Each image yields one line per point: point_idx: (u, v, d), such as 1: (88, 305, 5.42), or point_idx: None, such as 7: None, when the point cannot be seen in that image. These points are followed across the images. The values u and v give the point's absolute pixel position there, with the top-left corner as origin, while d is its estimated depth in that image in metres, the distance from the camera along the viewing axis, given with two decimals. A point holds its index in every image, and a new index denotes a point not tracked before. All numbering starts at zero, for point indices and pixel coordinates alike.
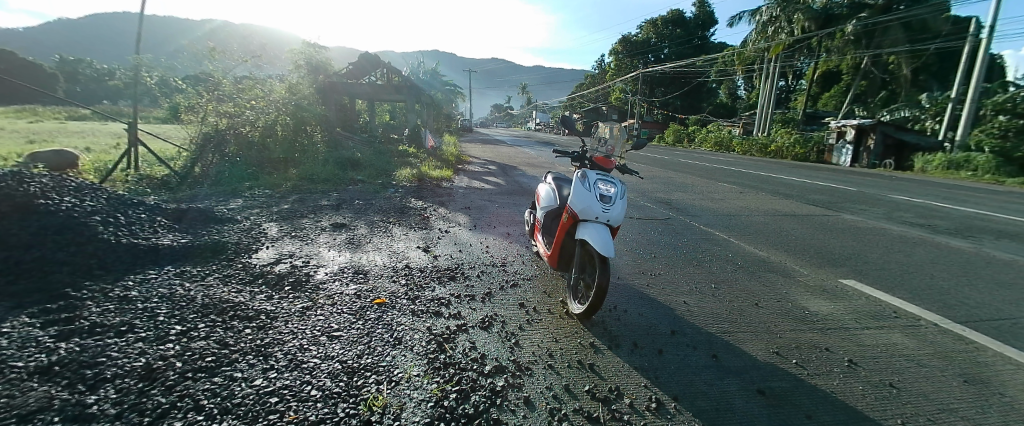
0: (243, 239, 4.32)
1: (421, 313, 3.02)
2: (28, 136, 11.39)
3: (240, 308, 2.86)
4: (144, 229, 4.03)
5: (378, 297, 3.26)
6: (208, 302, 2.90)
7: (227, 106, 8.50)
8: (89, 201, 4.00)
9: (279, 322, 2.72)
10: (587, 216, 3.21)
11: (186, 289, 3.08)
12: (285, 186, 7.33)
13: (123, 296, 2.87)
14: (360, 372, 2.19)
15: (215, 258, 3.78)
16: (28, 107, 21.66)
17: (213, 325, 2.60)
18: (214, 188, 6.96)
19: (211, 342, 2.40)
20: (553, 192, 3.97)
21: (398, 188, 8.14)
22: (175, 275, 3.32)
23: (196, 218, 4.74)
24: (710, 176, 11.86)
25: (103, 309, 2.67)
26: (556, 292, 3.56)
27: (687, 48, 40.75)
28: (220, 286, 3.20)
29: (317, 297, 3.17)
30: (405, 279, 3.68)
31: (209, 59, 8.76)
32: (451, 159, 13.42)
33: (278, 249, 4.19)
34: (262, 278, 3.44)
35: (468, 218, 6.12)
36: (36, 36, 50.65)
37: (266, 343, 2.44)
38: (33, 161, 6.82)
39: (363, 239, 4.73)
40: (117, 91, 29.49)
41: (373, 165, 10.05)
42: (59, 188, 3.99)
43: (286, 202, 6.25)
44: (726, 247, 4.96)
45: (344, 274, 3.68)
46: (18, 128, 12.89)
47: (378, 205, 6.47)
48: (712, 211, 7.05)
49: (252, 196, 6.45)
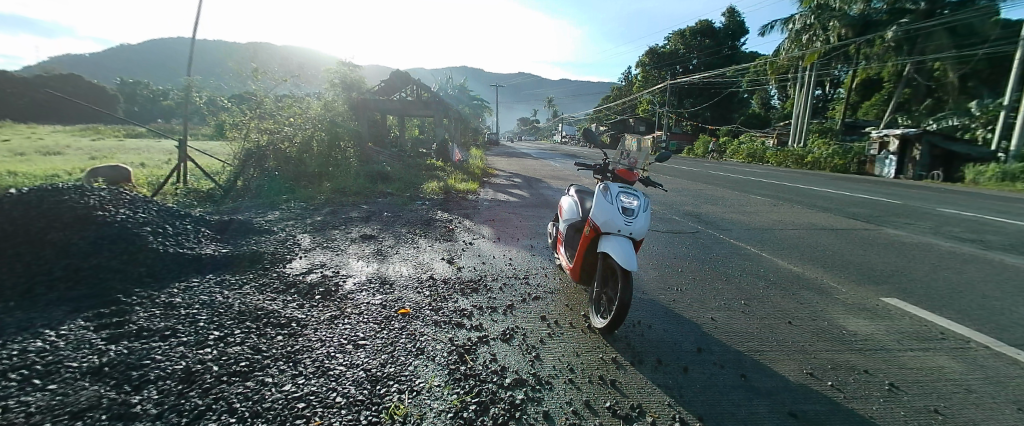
0: (278, 249, 4.53)
1: (444, 324, 3.07)
2: (93, 153, 12.43)
3: (273, 316, 3.00)
4: (189, 239, 4.29)
5: (402, 307, 3.34)
6: (244, 309, 3.05)
7: (268, 123, 8.94)
8: (141, 213, 4.30)
9: (309, 330, 2.84)
10: (609, 229, 3.18)
11: (225, 297, 3.25)
12: (319, 199, 7.63)
13: (168, 303, 3.06)
14: (383, 381, 2.26)
15: (253, 267, 3.98)
16: (92, 127, 23.52)
17: (248, 331, 2.73)
18: (254, 201, 7.34)
19: (245, 347, 2.52)
20: (575, 204, 3.97)
21: (425, 200, 8.32)
22: (215, 283, 3.52)
23: (237, 228, 5.01)
24: (740, 188, 11.50)
25: (150, 314, 2.86)
26: (579, 305, 3.53)
27: (717, 58, 40.00)
28: (256, 294, 3.36)
29: (344, 307, 3.27)
30: (429, 290, 3.74)
31: (252, 79, 9.25)
32: (478, 173, 13.55)
33: (311, 259, 4.36)
34: (295, 287, 3.59)
35: (492, 230, 6.17)
36: (103, 60, 55.82)
37: (297, 349, 2.56)
38: (92, 177, 7.30)
39: (389, 250, 4.85)
40: (170, 111, 31.61)
41: (403, 179, 10.32)
42: (115, 201, 4.32)
43: (319, 214, 6.50)
44: (758, 262, 4.77)
45: (371, 284, 3.78)
46: (85, 146, 14.10)
47: (406, 217, 6.63)
48: (743, 224, 6.79)
49: (288, 209, 6.74)
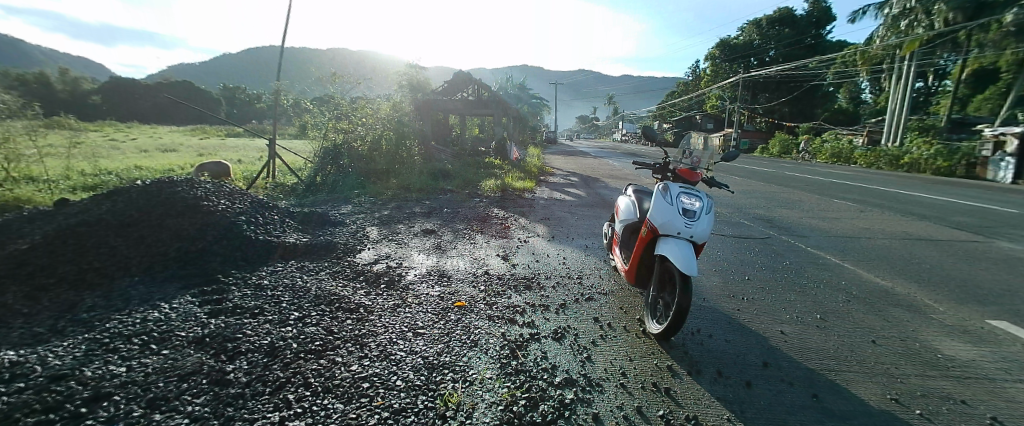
0: (349, 240, 4.91)
1: (497, 319, 3.16)
2: (200, 150, 14.27)
3: (344, 301, 3.28)
4: (276, 228, 4.79)
5: (459, 300, 3.49)
6: (319, 293, 3.38)
7: (343, 123, 9.55)
8: (237, 204, 4.88)
9: (374, 316, 3.08)
10: (668, 231, 3.07)
11: (303, 282, 3.61)
12: (386, 194, 8.14)
13: (258, 284, 3.47)
14: (440, 369, 2.40)
15: (327, 256, 4.36)
16: (200, 127, 26.96)
17: (322, 314, 3.03)
18: (329, 195, 8.01)
19: (319, 329, 2.80)
20: (633, 204, 3.87)
21: (482, 197, 8.55)
22: (296, 269, 3.92)
23: (315, 220, 5.51)
24: (820, 191, 10.47)
25: (243, 293, 3.26)
26: (634, 309, 3.45)
27: (798, 49, 36.56)
28: (329, 280, 3.69)
29: (406, 296, 3.49)
30: (484, 285, 3.86)
31: (331, 83, 9.82)
32: (535, 172, 13.61)
33: (377, 251, 4.69)
34: (363, 275, 3.89)
35: (548, 229, 6.19)
36: (209, 68, 63.67)
37: (363, 333, 2.80)
38: (201, 172, 8.42)
39: (448, 245, 5.06)
40: (261, 112, 35.34)
41: (462, 176, 10.66)
42: (218, 193, 4.94)
43: (386, 209, 6.94)
44: (837, 273, 4.33)
45: (430, 276, 3.99)
46: (195, 144, 16.23)
47: (464, 213, 6.87)
48: (822, 231, 6.19)
49: (359, 203, 7.28)
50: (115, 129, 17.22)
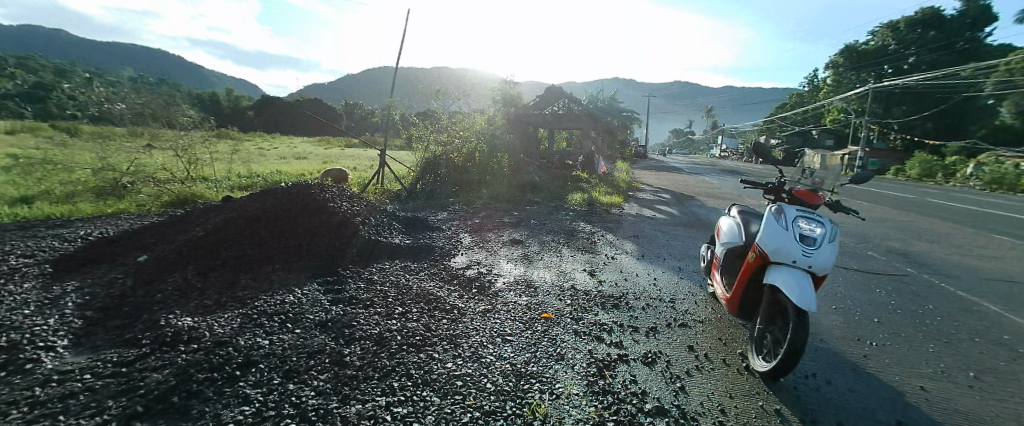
0: (445, 245, 5.26)
1: (584, 334, 3.14)
2: (325, 159, 16.53)
3: (440, 301, 3.54)
4: (385, 229, 5.31)
5: (545, 311, 3.53)
6: (419, 292, 3.69)
7: (443, 136, 10.36)
8: (356, 205, 5.51)
9: (466, 318, 3.27)
10: (781, 258, 2.78)
11: (405, 280, 3.97)
12: (477, 204, 8.59)
13: (369, 278, 3.91)
14: (527, 378, 2.46)
15: (426, 258, 4.73)
16: (324, 138, 31.14)
17: (421, 312, 3.30)
18: (428, 202, 8.71)
19: (419, 326, 3.06)
20: (739, 227, 3.58)
21: (569, 211, 8.57)
22: (399, 267, 4.32)
23: (416, 224, 6.01)
24: (981, 223, 8.58)
25: (357, 286, 3.71)
26: (734, 342, 3.16)
27: (952, 52, 30.57)
28: (427, 280, 4.01)
29: (495, 302, 3.64)
30: (571, 299, 3.85)
31: (435, 99, 10.75)
32: (624, 187, 13.21)
33: (469, 256, 4.95)
34: (457, 278, 4.15)
35: (637, 247, 5.97)
36: (334, 87, 73.41)
37: (457, 334, 3.00)
38: (326, 177, 9.75)
39: (535, 256, 5.15)
40: (373, 126, 39.66)
41: (549, 189, 10.80)
42: (342, 194, 5.63)
43: (477, 217, 7.31)
44: (1006, 325, 3.51)
45: (518, 286, 4.10)
46: (321, 154, 18.82)
47: (551, 226, 6.95)
48: (985, 272, 5.06)
49: (453, 210, 7.78)
50: (264, 139, 20.61)
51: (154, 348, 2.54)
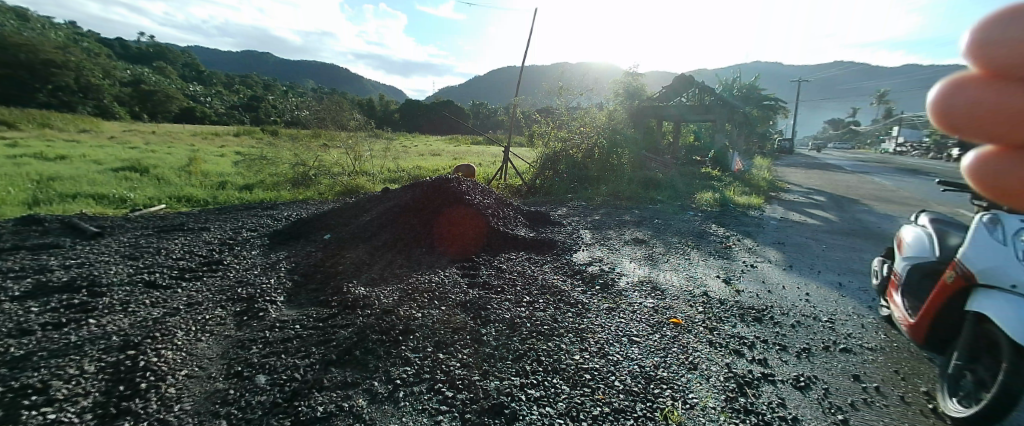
0: (567, 240, 5.35)
1: (720, 345, 2.91)
2: (455, 155, 18.10)
3: (565, 294, 3.64)
4: (512, 223, 5.62)
5: (674, 316, 3.37)
6: (544, 284, 3.85)
7: (563, 132, 10.46)
8: (487, 198, 5.94)
9: (591, 314, 3.31)
10: (992, 280, 2.14)
11: (532, 271, 4.18)
12: (597, 200, 8.52)
13: (498, 267, 4.22)
14: (658, 382, 2.40)
15: (550, 252, 4.88)
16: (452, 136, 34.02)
17: (548, 304, 3.44)
18: (548, 198, 8.94)
19: (546, 317, 3.20)
20: (931, 241, 2.91)
21: (697, 211, 7.92)
22: (525, 259, 4.56)
23: (539, 218, 6.23)
24: None
25: (489, 274, 4.04)
26: (918, 378, 2.59)
27: None
28: (551, 274, 4.15)
29: (620, 301, 3.60)
30: (703, 307, 3.59)
31: (558, 96, 10.84)
32: (764, 186, 11.66)
33: (591, 253, 4.96)
34: (580, 274, 4.20)
35: (783, 255, 5.26)
36: None
37: (583, 328, 3.06)
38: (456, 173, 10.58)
39: (661, 258, 4.92)
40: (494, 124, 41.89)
41: (674, 187, 10.11)
42: (475, 187, 6.11)
43: (598, 214, 7.26)
44: None
45: (644, 287, 3.97)
46: (451, 150, 20.65)
47: (677, 227, 6.53)
48: None
49: (573, 206, 7.85)
50: (405, 137, 23.41)
51: (340, 309, 3.17)
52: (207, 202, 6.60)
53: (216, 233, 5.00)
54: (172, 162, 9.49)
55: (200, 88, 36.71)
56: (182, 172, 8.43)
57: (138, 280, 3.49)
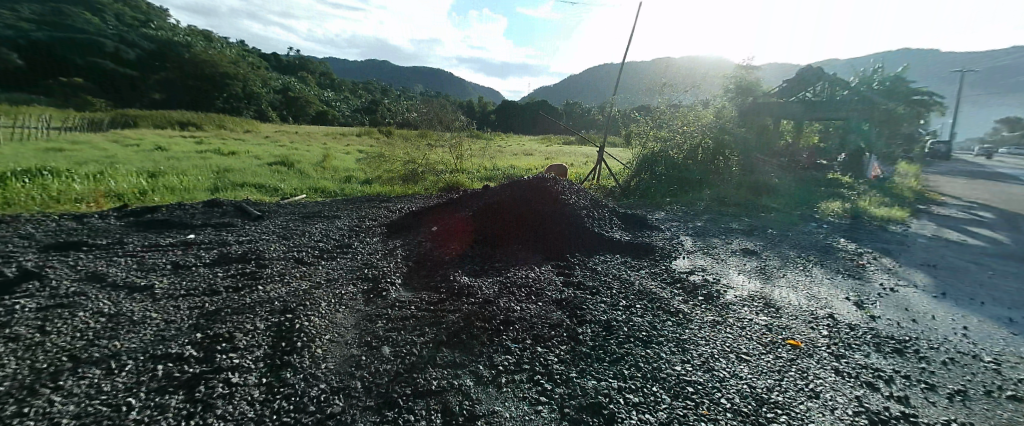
0: (665, 246, 5.12)
1: (848, 376, 2.57)
2: (548, 154, 18.29)
3: (664, 302, 3.51)
4: (607, 224, 5.55)
5: (792, 338, 3.04)
6: (642, 290, 3.75)
7: (663, 131, 9.94)
8: (582, 198, 5.93)
9: (694, 325, 3.15)
10: None
11: (628, 275, 4.10)
12: (699, 205, 7.99)
13: (593, 269, 4.23)
14: (772, 407, 2.21)
15: (647, 257, 4.73)
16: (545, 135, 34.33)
17: (645, 310, 3.36)
18: (643, 201, 8.62)
19: (643, 323, 3.14)
20: None
21: (821, 222, 6.97)
22: (621, 262, 4.49)
23: (636, 222, 6.05)
24: None
25: (584, 274, 4.08)
26: None
27: None
28: (649, 279, 4.03)
29: (727, 315, 3.36)
30: (828, 331, 3.18)
31: (659, 93, 10.33)
32: (911, 198, 9.81)
33: (692, 261, 4.69)
34: (680, 282, 4.00)
35: (936, 280, 4.41)
36: None
37: (684, 339, 2.93)
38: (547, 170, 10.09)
39: (774, 272, 4.46)
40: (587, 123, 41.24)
41: (791, 195, 9.02)
42: (571, 188, 6.11)
43: (700, 220, 6.80)
44: None
45: (755, 302, 3.64)
46: (544, 149, 20.89)
47: (795, 239, 5.83)
48: None
49: (672, 211, 7.47)
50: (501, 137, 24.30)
51: (448, 296, 3.49)
52: (336, 193, 7.66)
53: (345, 220, 5.78)
54: (309, 158, 11.14)
55: (329, 93, 42.30)
56: (318, 167, 9.87)
57: (291, 256, 4.22)
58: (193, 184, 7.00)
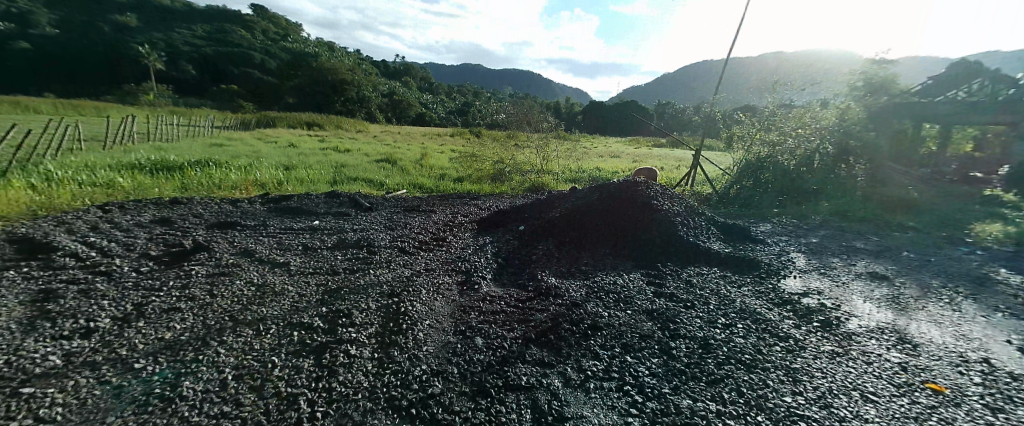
0: (772, 262, 4.64)
1: None
2: (639, 157, 17.61)
3: (770, 324, 3.20)
4: (703, 234, 5.20)
5: (936, 383, 2.57)
6: (745, 308, 3.45)
7: (772, 135, 8.94)
8: (677, 205, 5.61)
9: (807, 353, 2.82)
10: None
11: (729, 291, 3.80)
12: (814, 219, 7.11)
13: (688, 281, 4.00)
14: None
15: (750, 272, 4.34)
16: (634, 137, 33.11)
17: (748, 331, 3.09)
18: (744, 211, 7.91)
19: (746, 345, 2.89)
20: None
21: (980, 248, 5.75)
22: (719, 276, 4.17)
23: (738, 234, 5.58)
24: None
25: (678, 286, 3.87)
26: None
27: None
28: (753, 298, 3.69)
29: (849, 346, 2.94)
30: (988, 379, 2.63)
31: (770, 92, 9.43)
32: None
33: (805, 282, 4.18)
34: (790, 304, 3.61)
35: None
36: None
37: (795, 368, 2.64)
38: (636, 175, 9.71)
39: (911, 302, 3.79)
40: None
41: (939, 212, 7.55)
42: (665, 194, 5.82)
43: (815, 236, 6.04)
44: None
45: (886, 335, 3.14)
46: (635, 152, 20.17)
47: (943, 266, 4.89)
48: None
49: (780, 224, 6.74)
50: (589, 138, 24.04)
51: (538, 295, 3.57)
52: (432, 189, 8.24)
53: (441, 215, 6.19)
54: (410, 156, 12.12)
55: (427, 96, 45.50)
56: (418, 165, 10.71)
57: (395, 245, 4.65)
58: (317, 177, 8.05)
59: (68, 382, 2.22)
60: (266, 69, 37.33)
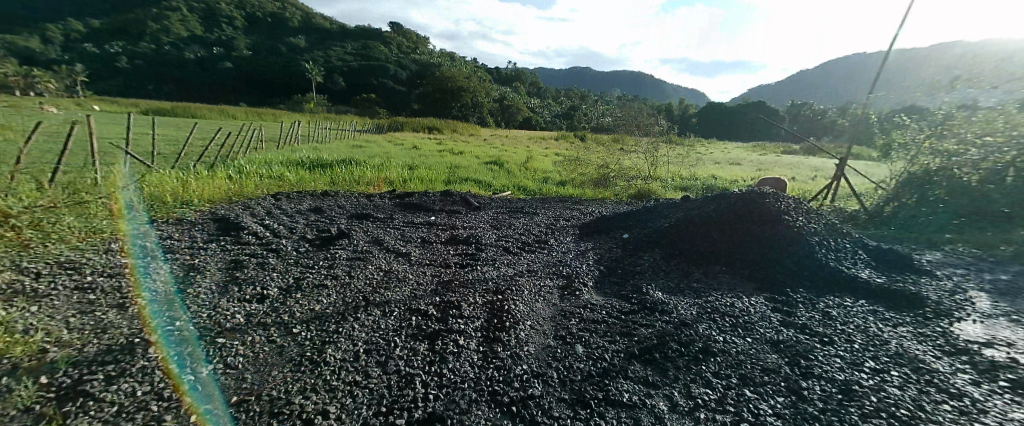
0: (943, 299, 3.73)
1: None
2: (766, 165, 15.59)
3: (939, 376, 2.58)
4: (847, 258, 4.41)
5: None
6: (902, 353, 2.85)
7: (950, 143, 6.79)
8: (813, 223, 4.86)
9: (995, 421, 2.21)
10: None
11: (879, 330, 3.17)
12: (1011, 251, 5.51)
13: (824, 312, 3.44)
14: None
15: (909, 309, 3.56)
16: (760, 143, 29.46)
17: (906, 381, 2.54)
18: (904, 234, 6.49)
19: (903, 398, 2.38)
20: None
21: None
22: (866, 310, 3.50)
23: (894, 261, 4.61)
24: None
25: (810, 316, 3.36)
26: None
27: None
28: (915, 341, 3.02)
29: None
30: None
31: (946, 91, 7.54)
32: None
33: (989, 328, 3.28)
34: (969, 354, 2.86)
35: None
36: None
37: None
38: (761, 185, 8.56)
39: None
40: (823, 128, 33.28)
41: None
42: (798, 208, 5.08)
43: (1011, 272, 4.68)
44: None
45: None
46: (760, 159, 17.93)
47: None
48: None
49: (957, 254, 5.38)
50: (705, 144, 22.10)
51: (643, 308, 3.41)
52: (535, 192, 8.41)
53: (543, 218, 6.29)
54: (516, 159, 12.54)
55: (534, 101, 46.59)
56: (523, 168, 11.03)
57: (501, 245, 4.87)
58: (434, 177, 8.81)
59: (248, 337, 2.77)
60: (397, 79, 42.17)
